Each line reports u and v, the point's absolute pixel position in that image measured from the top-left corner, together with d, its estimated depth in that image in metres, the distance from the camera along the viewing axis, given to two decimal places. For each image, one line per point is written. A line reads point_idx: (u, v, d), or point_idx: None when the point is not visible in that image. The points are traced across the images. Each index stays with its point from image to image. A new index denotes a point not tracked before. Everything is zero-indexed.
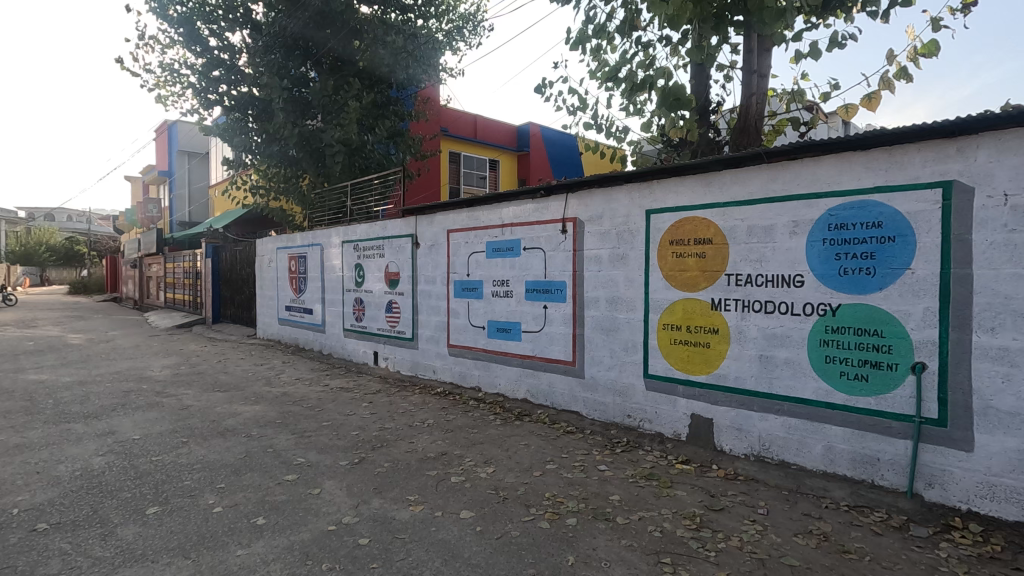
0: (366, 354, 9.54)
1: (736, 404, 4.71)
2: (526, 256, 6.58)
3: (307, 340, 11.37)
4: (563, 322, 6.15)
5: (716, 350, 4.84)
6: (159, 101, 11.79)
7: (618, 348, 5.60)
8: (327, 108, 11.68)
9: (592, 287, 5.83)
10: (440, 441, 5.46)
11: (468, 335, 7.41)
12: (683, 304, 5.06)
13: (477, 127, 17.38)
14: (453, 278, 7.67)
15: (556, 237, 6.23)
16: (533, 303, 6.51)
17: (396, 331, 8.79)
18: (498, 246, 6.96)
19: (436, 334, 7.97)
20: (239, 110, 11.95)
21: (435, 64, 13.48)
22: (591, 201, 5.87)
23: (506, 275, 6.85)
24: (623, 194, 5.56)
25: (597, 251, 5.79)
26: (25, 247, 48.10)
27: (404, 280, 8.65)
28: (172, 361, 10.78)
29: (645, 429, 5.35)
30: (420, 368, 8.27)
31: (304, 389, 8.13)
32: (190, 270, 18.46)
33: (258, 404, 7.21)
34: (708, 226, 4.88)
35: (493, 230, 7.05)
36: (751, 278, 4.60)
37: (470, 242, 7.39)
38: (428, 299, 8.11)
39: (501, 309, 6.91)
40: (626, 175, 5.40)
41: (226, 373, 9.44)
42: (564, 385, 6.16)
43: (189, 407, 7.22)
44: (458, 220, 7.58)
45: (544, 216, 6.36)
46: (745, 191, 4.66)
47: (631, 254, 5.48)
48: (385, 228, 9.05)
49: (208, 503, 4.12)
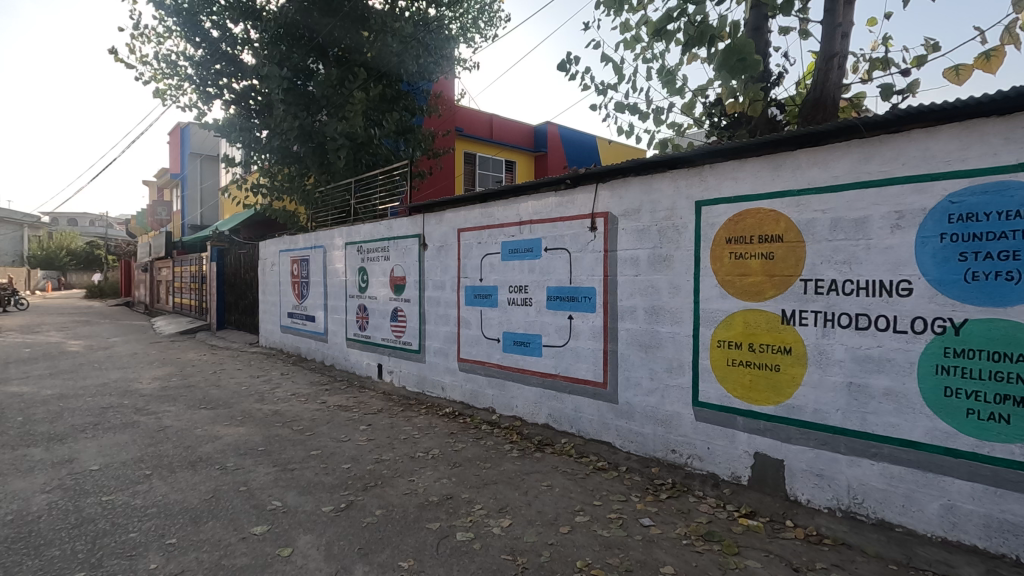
0: (369, 366, 8.70)
1: (816, 443, 3.73)
2: (548, 258, 5.66)
3: (309, 349, 10.57)
4: (591, 336, 5.23)
5: (788, 375, 3.87)
6: (155, 94, 11.12)
7: (660, 369, 4.66)
8: (332, 100, 10.89)
9: (628, 295, 4.90)
10: (446, 479, 4.56)
11: (481, 349, 6.51)
12: (744, 317, 4.10)
13: (493, 127, 16.54)
14: (464, 283, 6.78)
15: (582, 236, 5.31)
16: (555, 313, 5.59)
17: (402, 342, 7.92)
18: (515, 247, 6.06)
19: (445, 346, 7.08)
20: (240, 104, 11.30)
21: (448, 56, 12.66)
22: (626, 192, 4.94)
23: (524, 280, 5.94)
24: (666, 182, 4.63)
25: (634, 252, 4.85)
26: (45, 252, 48.60)
27: (410, 286, 7.79)
28: (164, 372, 10.04)
29: (694, 468, 4.40)
30: (428, 384, 7.39)
31: (298, 407, 7.29)
32: (197, 274, 17.84)
33: (243, 426, 6.37)
34: (777, 221, 3.93)
35: (509, 228, 6.15)
36: (836, 285, 3.63)
37: (483, 242, 6.50)
38: (436, 308, 7.23)
39: (518, 321, 6.01)
40: (670, 158, 4.45)
41: (218, 387, 8.65)
42: (593, 411, 5.23)
43: (166, 428, 6.40)
44: (470, 218, 6.70)
45: (569, 212, 5.45)
46: (826, 174, 3.69)
47: (677, 256, 4.53)
48: (391, 228, 8.20)
49: (149, 568, 3.25)
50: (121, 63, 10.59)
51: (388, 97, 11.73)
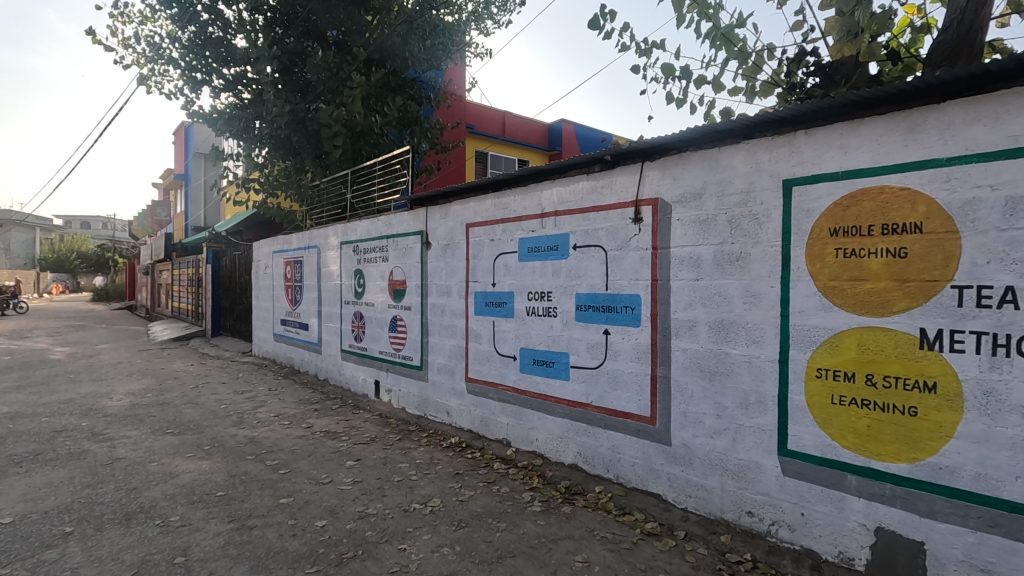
0: (365, 383, 7.63)
1: (979, 524, 2.57)
2: (577, 258, 4.55)
3: (302, 361, 9.55)
4: (635, 358, 4.11)
5: (931, 423, 2.72)
6: (140, 81, 10.23)
7: (730, 404, 3.53)
8: (328, 85, 9.85)
9: (685, 305, 3.79)
10: (447, 549, 3.45)
11: (493, 369, 5.42)
12: (858, 337, 2.96)
13: (506, 124, 15.54)
14: (473, 288, 5.69)
15: (622, 230, 4.20)
16: (586, 327, 4.48)
17: (402, 357, 6.84)
18: (535, 245, 4.96)
19: (451, 364, 5.99)
20: (229, 91, 10.33)
21: (458, 41, 11.55)
22: (684, 172, 3.82)
23: (545, 285, 4.84)
24: (741, 157, 3.50)
25: (694, 249, 3.73)
26: (57, 255, 48.48)
27: (411, 291, 6.71)
28: (141, 385, 9.03)
29: (781, 541, 3.26)
30: (430, 407, 6.31)
31: (279, 432, 6.23)
32: (193, 277, 16.96)
33: (207, 459, 5.29)
34: (913, 204, 2.78)
35: (528, 222, 5.06)
36: (1014, 296, 2.49)
37: (496, 239, 5.41)
38: (441, 317, 6.15)
39: (539, 336, 4.91)
40: (750, 122, 3.34)
41: (194, 405, 7.61)
42: (636, 452, 4.11)
43: (117, 460, 5.34)
44: (480, 211, 5.63)
45: (606, 200, 4.34)
46: (996, 134, 2.55)
47: (757, 254, 3.40)
48: (390, 224, 7.14)
49: None
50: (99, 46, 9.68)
51: (390, 84, 10.67)
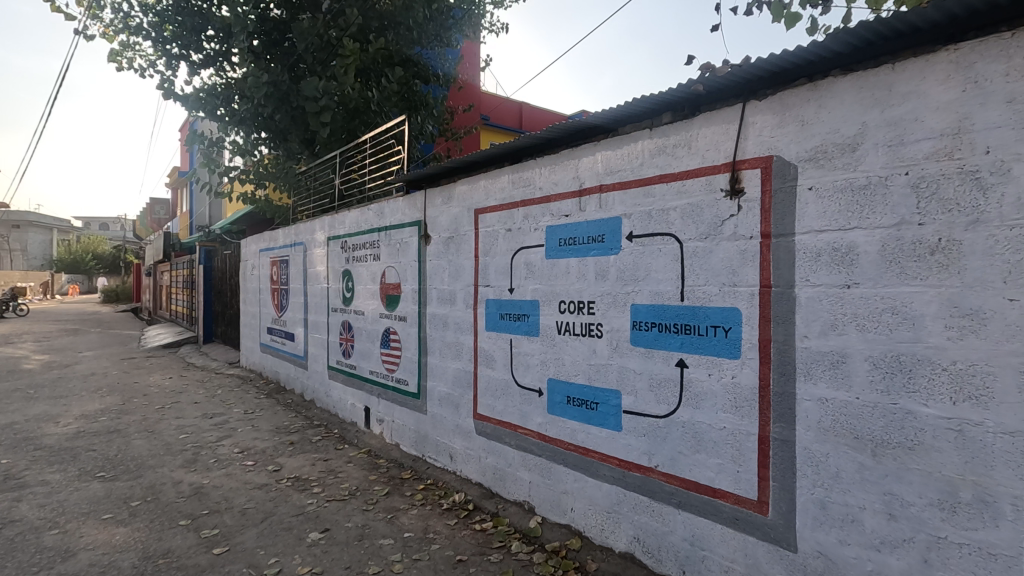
0: (354, 409, 6.26)
1: None
2: (633, 253, 3.12)
3: (287, 376, 8.22)
4: (730, 404, 2.67)
5: None
6: (111, 56, 9.04)
7: (917, 500, 2.06)
8: (317, 55, 8.45)
9: (822, 326, 2.33)
10: None
11: (510, 405, 4.01)
12: None
13: (523, 116, 13.96)
14: (484, 295, 4.28)
15: (709, 211, 2.76)
16: (648, 355, 3.04)
17: (396, 381, 5.45)
18: (570, 236, 3.53)
19: (455, 394, 4.59)
20: (210, 67, 9.05)
21: (473, 11, 10.14)
22: (821, 111, 2.35)
23: (585, 292, 3.41)
24: (941, 75, 2.02)
25: (844, 237, 2.27)
26: (72, 257, 48.23)
27: (406, 297, 5.33)
28: (101, 405, 7.76)
29: None
30: (429, 447, 4.91)
31: (237, 478, 4.85)
32: (188, 279, 15.84)
33: (126, 525, 3.93)
34: None
35: (559, 202, 3.63)
36: None
37: (514, 227, 4.00)
38: (442, 331, 4.75)
39: (575, 364, 3.48)
40: (973, 4, 1.86)
41: (149, 434, 6.29)
42: (732, 552, 2.65)
43: (8, 524, 3.99)
44: (493, 192, 4.22)
45: (681, 165, 2.90)
46: None
47: (976, 241, 1.93)
48: (382, 214, 5.77)
49: None
50: (60, 13, 8.50)
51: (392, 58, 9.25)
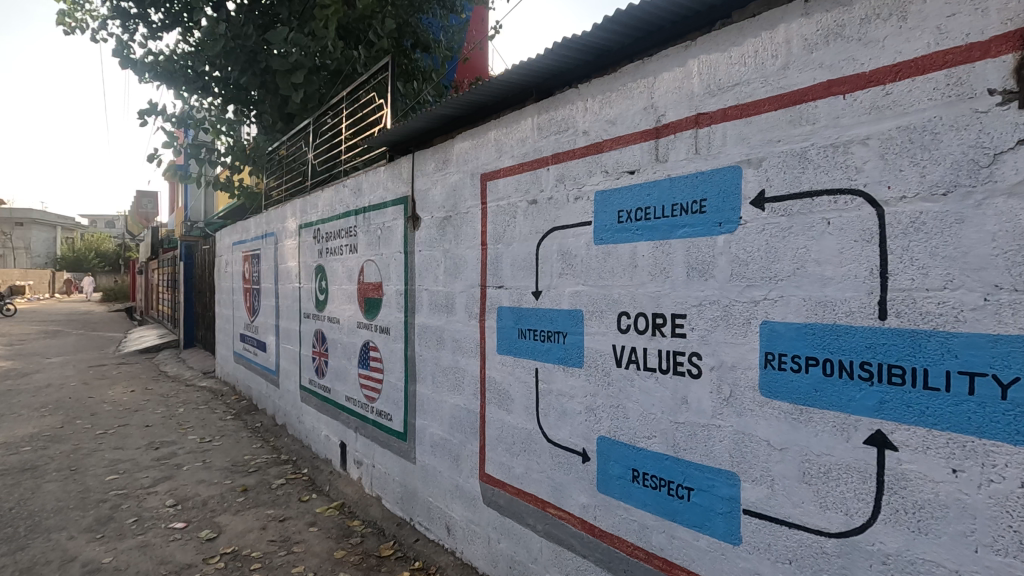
0: (328, 443, 4.89)
1: None
2: (766, 232, 1.73)
3: (259, 394, 6.89)
4: (1015, 540, 1.27)
5: None
6: (61, 20, 7.79)
7: None
8: (292, 7, 7.05)
9: None
10: None
11: (536, 470, 2.62)
12: None
13: None
14: (494, 299, 2.90)
15: (954, 139, 1.36)
16: (798, 417, 1.66)
17: (376, 414, 4.08)
18: (637, 206, 2.14)
19: (453, 442, 3.21)
20: (173, 28, 7.72)
21: None
22: None
23: (667, 301, 2.02)
24: None
25: None
26: (75, 255, 47.42)
27: (388, 300, 3.95)
28: (34, 429, 6.45)
29: None
30: (419, 510, 3.54)
31: (151, 553, 3.49)
32: (173, 278, 14.58)
33: None
34: None
35: (617, 149, 2.23)
36: None
37: (540, 196, 2.60)
38: (435, 350, 3.37)
39: (647, 420, 2.10)
40: None
41: (70, 474, 4.96)
42: None
43: None
44: (509, 146, 2.82)
45: (883, 54, 1.49)
46: None
47: None
48: (359, 192, 4.40)
49: None
50: None
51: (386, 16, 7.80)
